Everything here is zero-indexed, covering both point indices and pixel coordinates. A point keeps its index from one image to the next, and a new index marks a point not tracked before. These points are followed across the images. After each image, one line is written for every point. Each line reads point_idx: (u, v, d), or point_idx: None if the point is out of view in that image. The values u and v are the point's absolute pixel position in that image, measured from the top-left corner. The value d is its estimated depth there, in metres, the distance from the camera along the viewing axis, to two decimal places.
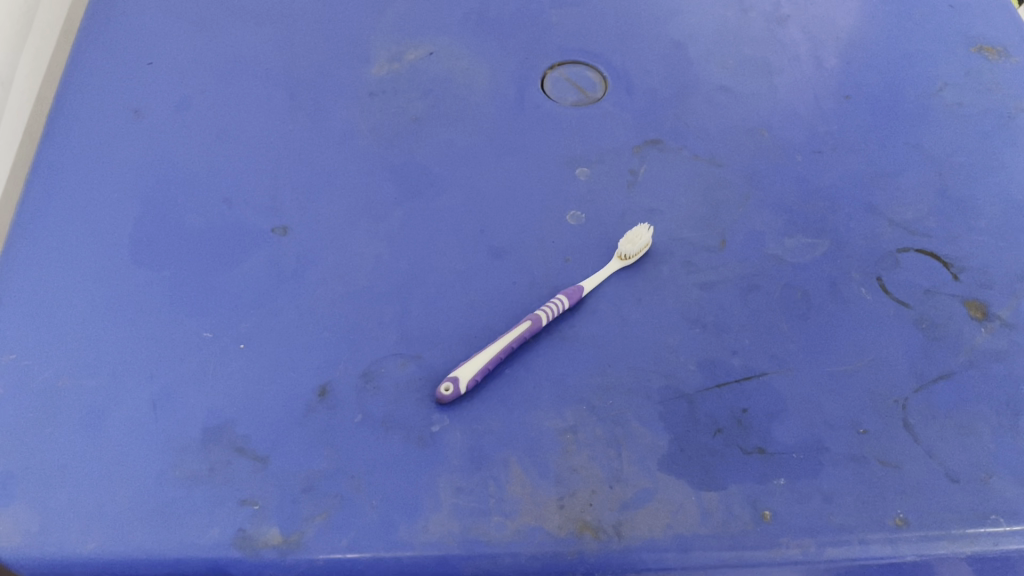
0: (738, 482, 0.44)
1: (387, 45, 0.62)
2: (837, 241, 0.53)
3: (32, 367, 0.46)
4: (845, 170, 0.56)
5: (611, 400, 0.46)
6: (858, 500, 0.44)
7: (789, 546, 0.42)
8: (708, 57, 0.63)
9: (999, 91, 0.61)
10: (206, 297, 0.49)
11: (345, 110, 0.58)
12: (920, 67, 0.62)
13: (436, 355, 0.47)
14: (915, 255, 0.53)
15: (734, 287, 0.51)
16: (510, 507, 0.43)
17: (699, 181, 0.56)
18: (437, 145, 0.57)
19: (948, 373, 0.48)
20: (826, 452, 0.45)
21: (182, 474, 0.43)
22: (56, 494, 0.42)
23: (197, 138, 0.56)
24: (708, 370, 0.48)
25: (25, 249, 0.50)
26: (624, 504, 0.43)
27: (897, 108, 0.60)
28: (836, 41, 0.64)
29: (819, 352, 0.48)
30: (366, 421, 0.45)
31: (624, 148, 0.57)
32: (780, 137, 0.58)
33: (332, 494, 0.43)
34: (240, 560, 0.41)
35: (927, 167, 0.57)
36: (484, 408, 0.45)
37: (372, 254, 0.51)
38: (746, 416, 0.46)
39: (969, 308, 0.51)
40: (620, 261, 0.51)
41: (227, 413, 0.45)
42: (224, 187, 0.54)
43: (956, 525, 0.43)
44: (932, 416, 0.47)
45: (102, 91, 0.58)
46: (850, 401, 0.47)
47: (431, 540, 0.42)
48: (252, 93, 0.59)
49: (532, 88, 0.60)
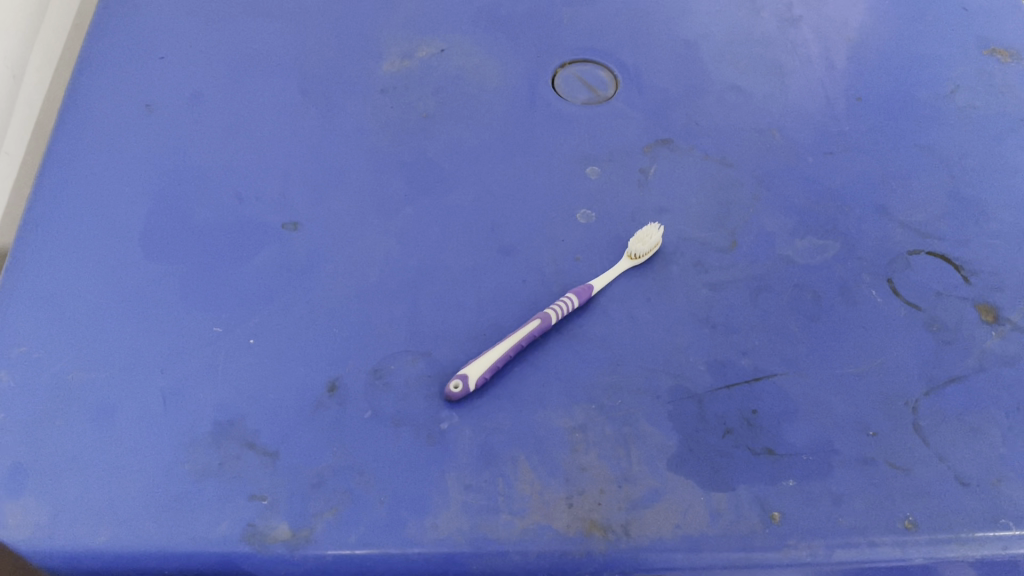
0: (747, 483, 0.44)
1: (399, 42, 0.62)
2: (849, 243, 0.53)
3: (42, 360, 0.46)
4: (854, 171, 0.56)
5: (620, 400, 0.46)
6: (867, 504, 0.44)
7: (799, 548, 0.42)
8: (720, 57, 0.63)
9: (1012, 94, 0.61)
10: (218, 291, 0.49)
11: (358, 107, 0.58)
12: (932, 70, 0.62)
13: (445, 353, 0.47)
14: (927, 257, 0.53)
15: (746, 288, 0.51)
16: (518, 505, 0.43)
17: (710, 181, 0.56)
18: (450, 141, 0.57)
19: (959, 377, 0.48)
20: (836, 454, 0.45)
21: (192, 468, 0.43)
22: (67, 487, 0.42)
23: (208, 135, 0.56)
24: (718, 370, 0.48)
25: (35, 242, 0.50)
26: (633, 503, 0.43)
27: (908, 111, 0.60)
28: (850, 42, 0.64)
29: (830, 355, 0.48)
30: (376, 418, 0.45)
31: (634, 147, 0.57)
32: (790, 138, 0.58)
33: (341, 489, 0.43)
34: (249, 556, 0.41)
35: (938, 170, 0.57)
36: (494, 407, 0.45)
37: (382, 250, 0.51)
38: (755, 416, 0.46)
39: (981, 312, 0.51)
40: (630, 260, 0.51)
41: (238, 407, 0.45)
42: (236, 181, 0.54)
43: (965, 529, 0.43)
44: (943, 421, 0.46)
45: (112, 87, 0.58)
46: (861, 404, 0.47)
47: (439, 537, 0.42)
48: (263, 87, 0.59)
49: (543, 86, 0.60)
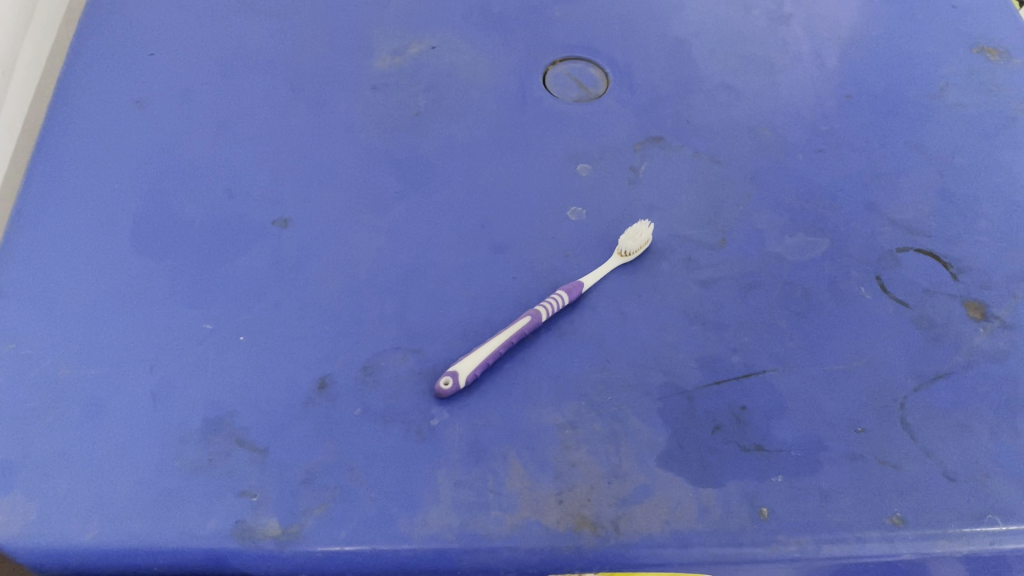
0: (736, 479, 0.44)
1: (390, 40, 0.62)
2: (838, 241, 0.53)
3: (31, 358, 0.46)
4: (844, 169, 0.57)
5: (610, 396, 0.46)
6: (856, 500, 0.44)
7: (788, 543, 0.42)
8: (711, 55, 0.63)
9: (1001, 93, 0.61)
10: (208, 288, 0.49)
11: (349, 104, 0.58)
12: (922, 68, 0.63)
13: (436, 350, 0.47)
14: (916, 254, 0.53)
15: (736, 285, 0.51)
16: (509, 501, 0.43)
17: (700, 179, 0.56)
18: (441, 139, 0.57)
19: (947, 373, 0.48)
20: (825, 451, 0.45)
21: (182, 465, 0.43)
22: (56, 484, 0.42)
23: (199, 133, 0.56)
24: (707, 366, 0.48)
25: (24, 239, 0.50)
26: (622, 499, 0.43)
27: (899, 109, 0.60)
28: (840, 40, 0.64)
29: (819, 352, 0.49)
30: (366, 415, 0.45)
31: (625, 145, 0.57)
32: (780, 136, 0.58)
33: (331, 485, 0.43)
34: (239, 551, 0.41)
35: (927, 168, 0.57)
36: (485, 403, 0.45)
37: (373, 247, 0.51)
38: (745, 413, 0.46)
39: (969, 308, 0.51)
40: (621, 257, 0.51)
41: (228, 403, 0.45)
42: (226, 178, 0.54)
43: (953, 525, 0.43)
44: (931, 416, 0.47)
45: (103, 85, 0.58)
46: (850, 401, 0.47)
47: (429, 533, 0.42)
48: (253, 84, 0.59)
49: (534, 83, 0.60)
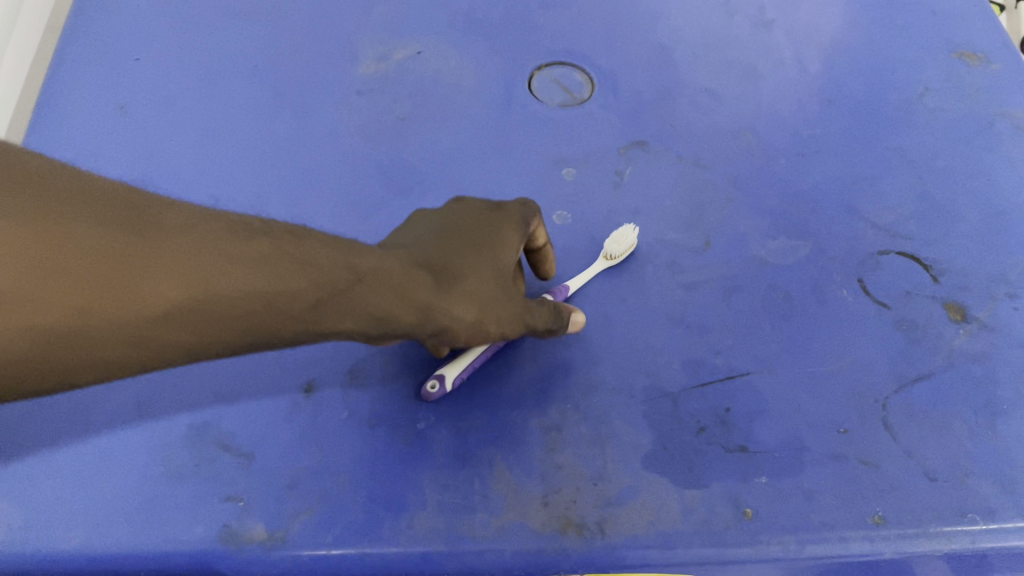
0: (720, 481, 0.44)
1: (375, 45, 0.62)
2: (819, 243, 0.54)
3: None
4: (826, 173, 0.57)
5: (595, 399, 0.47)
6: (838, 500, 0.44)
7: (771, 544, 0.43)
8: (695, 60, 0.63)
9: (980, 97, 0.62)
10: None
11: (334, 109, 0.58)
12: (902, 73, 0.63)
13: (422, 354, 0.47)
14: (897, 257, 0.54)
15: (719, 288, 0.51)
16: (494, 504, 0.43)
17: (685, 183, 0.56)
18: (426, 144, 0.57)
19: (928, 374, 0.49)
20: (808, 451, 0.46)
21: (168, 469, 0.43)
22: (41, 490, 0.42)
23: (183, 139, 0.56)
24: (691, 369, 0.48)
25: None
26: (608, 500, 0.44)
27: (879, 114, 0.61)
28: (821, 46, 0.65)
29: (802, 354, 0.49)
30: (353, 419, 0.45)
31: (609, 150, 0.57)
32: (763, 140, 0.59)
33: (317, 490, 0.43)
34: (225, 556, 0.41)
35: (908, 173, 0.58)
36: (471, 406, 0.46)
37: None
38: (728, 415, 0.47)
39: (949, 310, 0.52)
40: (606, 260, 0.52)
41: (213, 409, 0.45)
42: (212, 183, 0.54)
43: (934, 525, 0.44)
44: (912, 416, 0.47)
45: (86, 93, 0.58)
46: (833, 402, 0.47)
47: (415, 537, 0.42)
48: (237, 89, 0.59)
49: (518, 88, 0.61)
